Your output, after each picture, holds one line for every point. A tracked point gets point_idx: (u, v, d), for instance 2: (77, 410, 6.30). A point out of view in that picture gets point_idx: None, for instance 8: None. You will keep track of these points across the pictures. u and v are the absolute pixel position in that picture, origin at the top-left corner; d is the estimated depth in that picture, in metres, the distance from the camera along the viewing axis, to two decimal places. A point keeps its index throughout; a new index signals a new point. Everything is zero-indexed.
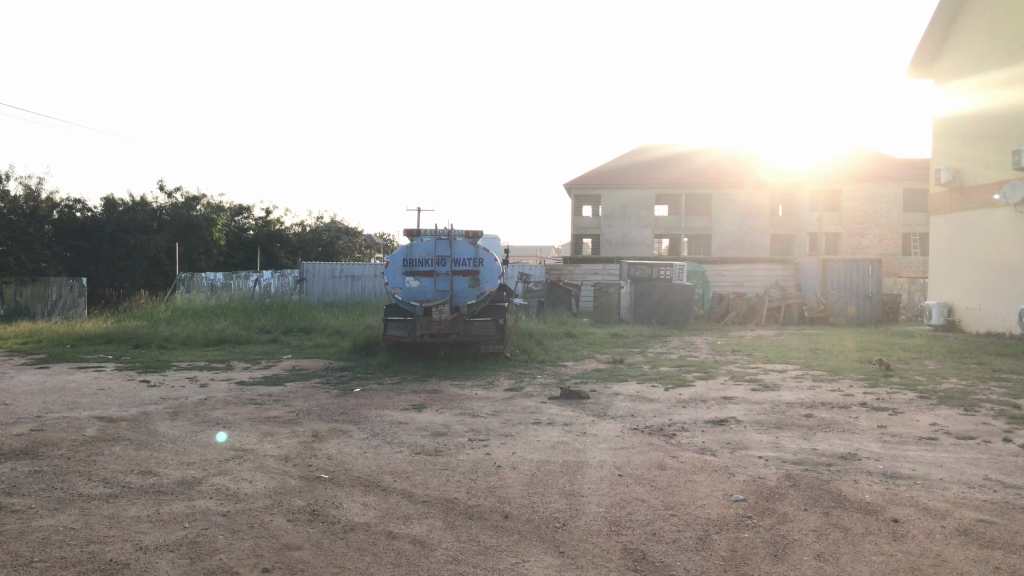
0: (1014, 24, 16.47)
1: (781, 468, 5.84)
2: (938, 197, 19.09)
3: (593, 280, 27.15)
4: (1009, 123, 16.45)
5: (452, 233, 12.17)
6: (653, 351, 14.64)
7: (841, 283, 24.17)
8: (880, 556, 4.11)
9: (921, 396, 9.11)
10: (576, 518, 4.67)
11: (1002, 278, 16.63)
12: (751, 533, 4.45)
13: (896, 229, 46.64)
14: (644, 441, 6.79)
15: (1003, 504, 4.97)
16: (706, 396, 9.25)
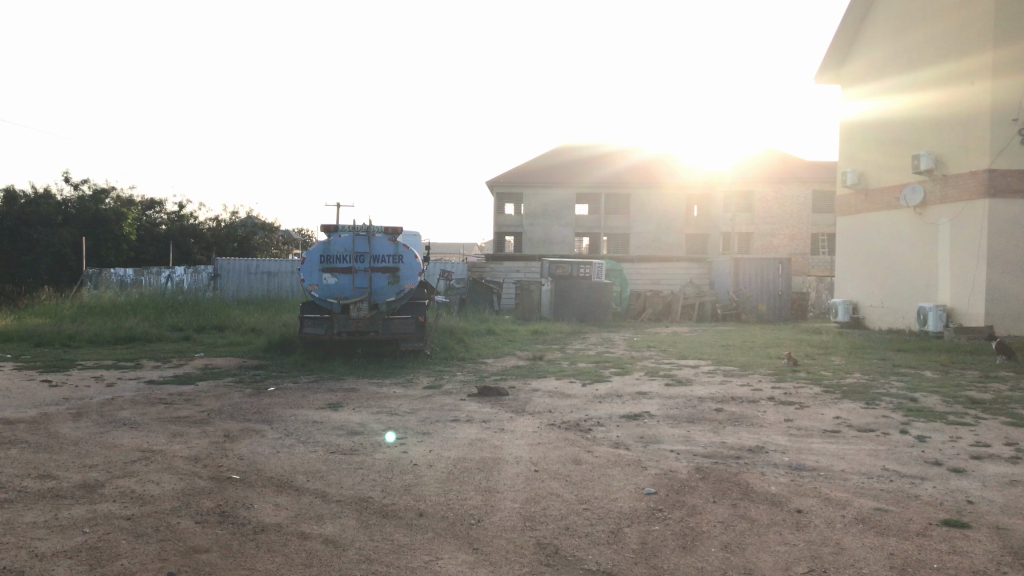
0: (915, 35, 17.25)
1: (691, 461, 5.98)
2: (845, 199, 19.80)
3: (514, 277, 27.39)
4: (910, 129, 17.19)
5: (371, 229, 12.06)
6: (571, 347, 14.84)
7: (753, 282, 24.77)
8: (783, 546, 4.25)
9: (826, 390, 9.47)
10: (490, 515, 4.69)
11: (901, 278, 17.39)
12: (661, 525, 4.55)
13: (804, 229, 48.18)
14: (560, 436, 6.87)
15: (899, 493, 5.21)
16: (622, 391, 9.41)
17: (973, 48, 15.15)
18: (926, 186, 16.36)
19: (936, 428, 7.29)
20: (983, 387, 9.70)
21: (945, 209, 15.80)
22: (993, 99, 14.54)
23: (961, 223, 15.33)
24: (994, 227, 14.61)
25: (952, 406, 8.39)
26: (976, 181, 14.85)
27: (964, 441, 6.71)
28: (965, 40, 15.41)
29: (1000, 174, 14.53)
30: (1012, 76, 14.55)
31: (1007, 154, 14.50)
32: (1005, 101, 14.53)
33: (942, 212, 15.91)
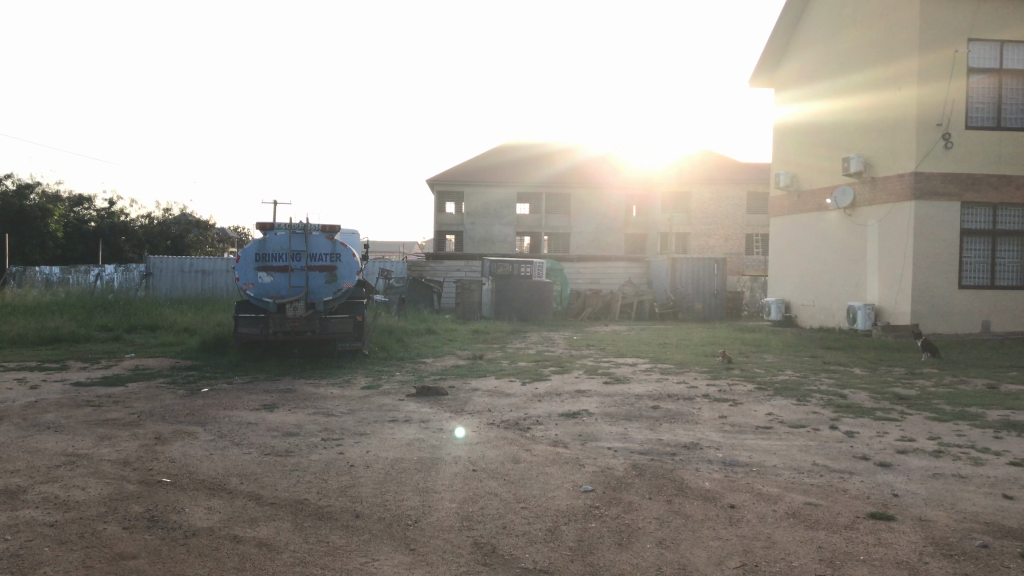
0: (845, 41, 17.72)
1: (628, 458, 6.04)
2: (778, 200, 20.23)
3: (455, 276, 27.40)
4: (840, 133, 17.66)
5: (308, 227, 11.88)
6: (512, 347, 14.88)
7: (689, 280, 25.22)
8: (717, 541, 4.33)
9: (759, 387, 9.68)
10: (428, 515, 4.67)
11: (832, 278, 17.83)
12: (597, 523, 4.58)
13: (739, 229, 49.14)
14: (499, 435, 6.87)
15: (828, 487, 5.35)
16: (561, 390, 9.47)
17: (899, 55, 15.63)
18: (856, 188, 16.80)
19: (864, 423, 7.50)
20: (908, 383, 10.03)
21: (874, 211, 16.24)
22: (919, 103, 14.99)
23: (889, 225, 15.75)
24: (921, 230, 15.05)
25: (879, 402, 8.65)
26: (902, 183, 15.30)
27: (891, 436, 6.92)
28: (892, 46, 15.87)
29: (926, 178, 14.98)
30: (936, 82, 15.03)
31: (932, 158, 14.99)
32: (930, 106, 15.00)
33: (871, 214, 16.35)
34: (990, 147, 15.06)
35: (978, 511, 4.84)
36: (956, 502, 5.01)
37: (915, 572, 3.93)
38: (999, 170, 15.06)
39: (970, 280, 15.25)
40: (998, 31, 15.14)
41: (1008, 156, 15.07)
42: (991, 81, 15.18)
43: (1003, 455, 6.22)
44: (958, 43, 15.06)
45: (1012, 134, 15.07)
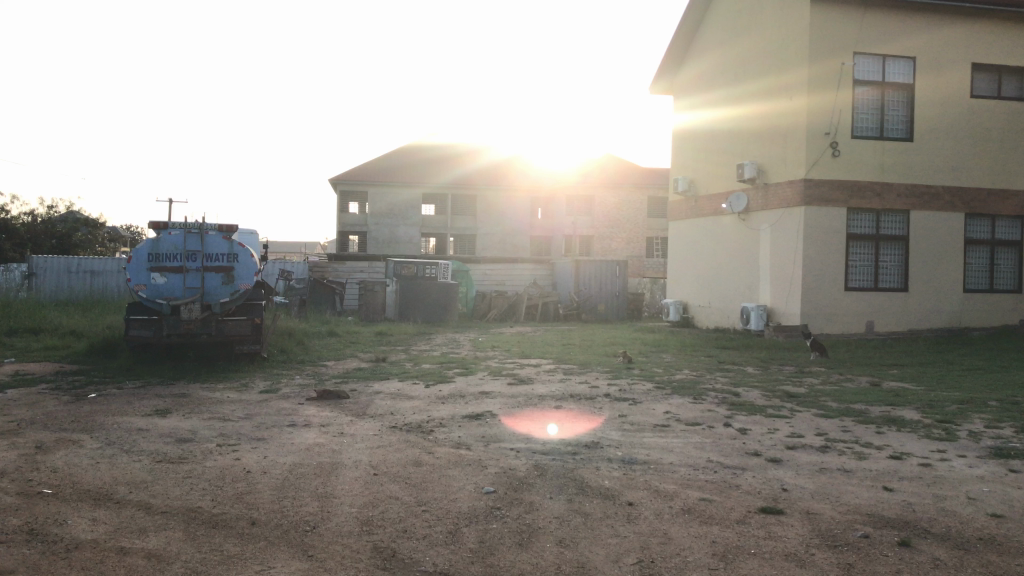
0: (739, 50, 18.32)
1: (529, 459, 6.09)
2: (676, 205, 20.78)
3: (358, 277, 27.09)
4: (735, 141, 18.26)
5: (204, 227, 11.53)
6: (416, 348, 14.80)
7: (592, 282, 25.50)
8: (614, 539, 4.41)
9: (658, 386, 9.91)
10: (326, 521, 4.59)
11: (727, 279, 18.42)
12: (498, 524, 4.60)
13: (641, 233, 50.16)
14: (402, 438, 6.81)
15: (722, 483, 5.51)
16: (465, 391, 9.47)
17: (790, 66, 16.25)
18: (750, 194, 17.39)
19: (757, 421, 7.77)
20: (797, 381, 10.45)
21: (767, 216, 16.84)
22: (809, 112, 15.62)
23: (781, 230, 16.35)
24: (810, 235, 15.68)
25: (771, 400, 8.98)
26: (792, 189, 15.93)
27: (781, 432, 7.19)
28: (783, 57, 16.50)
29: (815, 184, 15.63)
30: (824, 92, 15.69)
31: (819, 166, 15.66)
32: (818, 115, 15.66)
33: (764, 219, 16.94)
34: (874, 156, 15.83)
35: (861, 503, 5.08)
36: (841, 495, 5.24)
37: (802, 564, 4.09)
38: (882, 178, 15.85)
39: (855, 282, 16.00)
40: (881, 45, 15.93)
41: (890, 164, 15.88)
42: (875, 93, 15.98)
43: (884, 449, 6.55)
44: (844, 55, 15.78)
45: (894, 143, 15.90)
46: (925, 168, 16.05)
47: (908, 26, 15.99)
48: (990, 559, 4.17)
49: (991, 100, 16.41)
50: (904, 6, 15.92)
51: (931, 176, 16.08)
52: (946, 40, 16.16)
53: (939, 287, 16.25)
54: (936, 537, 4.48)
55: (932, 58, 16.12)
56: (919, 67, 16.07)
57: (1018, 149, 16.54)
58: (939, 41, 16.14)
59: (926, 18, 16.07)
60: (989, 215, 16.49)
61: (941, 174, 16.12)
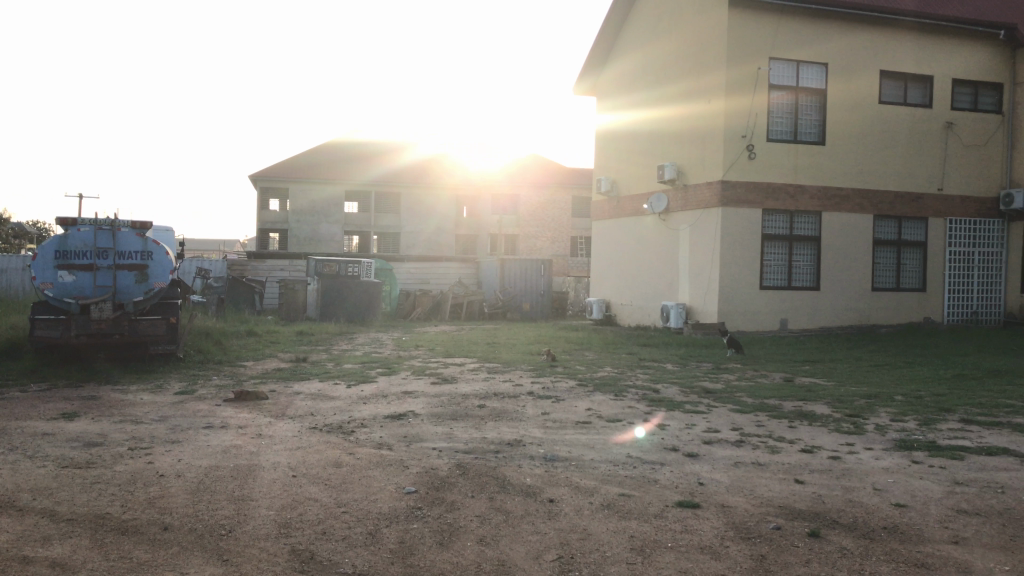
0: (660, 53, 18.64)
1: (452, 458, 6.08)
2: (598, 204, 21.03)
3: (278, 275, 26.56)
4: (656, 142, 18.57)
5: (115, 223, 11.15)
6: (338, 348, 14.61)
7: (517, 281, 25.66)
8: (535, 535, 4.44)
9: (580, 384, 10.03)
10: (243, 524, 4.49)
11: (647, 278, 18.74)
12: (419, 523, 4.58)
13: (566, 232, 50.69)
14: (322, 439, 6.73)
15: (641, 479, 5.60)
16: (388, 391, 9.40)
17: (708, 69, 16.62)
18: (670, 195, 17.71)
19: (675, 416, 7.92)
20: (714, 378, 10.70)
21: (686, 216, 17.18)
22: (726, 115, 16.00)
23: (700, 231, 16.69)
24: (727, 235, 16.06)
25: (689, 396, 9.19)
26: (711, 191, 16.28)
27: (698, 428, 7.35)
28: (702, 60, 16.85)
29: (733, 186, 16.02)
30: (741, 95, 16.09)
31: (736, 168, 16.05)
32: (735, 118, 16.05)
33: (683, 219, 17.27)
34: (788, 159, 16.32)
35: (773, 495, 5.23)
36: (754, 489, 5.39)
37: (717, 556, 4.19)
38: (795, 180, 16.36)
39: (770, 281, 16.45)
40: (795, 51, 16.40)
41: (803, 167, 16.41)
42: (789, 97, 16.46)
43: (796, 443, 6.76)
44: (760, 60, 16.21)
45: (806, 147, 16.43)
46: (836, 171, 16.64)
47: (820, 33, 16.50)
48: (893, 547, 4.35)
49: (897, 106, 17.07)
50: (817, 14, 16.42)
51: (841, 179, 16.67)
52: (856, 47, 16.73)
53: (848, 285, 16.87)
54: (844, 527, 4.66)
55: (843, 65, 16.67)
56: (831, 73, 16.59)
57: (922, 153, 17.26)
58: (849, 48, 16.69)
59: (838, 25, 16.61)
60: (895, 216, 17.18)
61: (851, 177, 16.74)
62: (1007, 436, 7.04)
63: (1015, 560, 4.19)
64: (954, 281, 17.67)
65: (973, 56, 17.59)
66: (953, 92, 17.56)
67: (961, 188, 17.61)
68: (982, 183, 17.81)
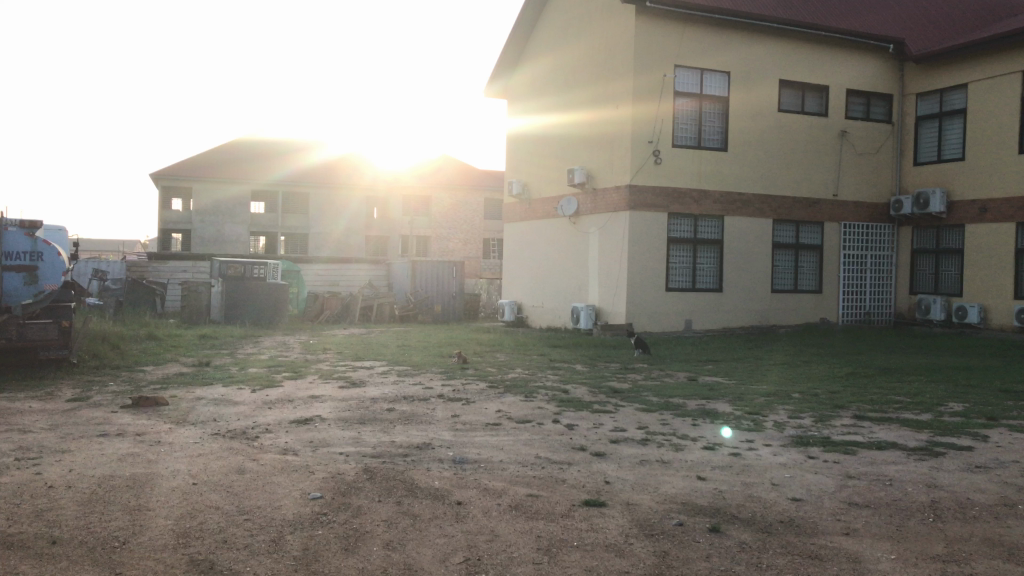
0: (570, 58, 18.83)
1: (359, 462, 6.00)
2: (509, 207, 21.13)
3: (180, 277, 25.66)
4: (566, 146, 18.79)
5: (2, 222, 10.53)
6: (243, 352, 14.23)
7: (429, 282, 25.55)
8: (442, 538, 4.42)
9: (490, 385, 10.05)
10: (139, 535, 4.33)
11: (558, 280, 18.94)
12: (324, 529, 4.50)
13: (478, 234, 50.87)
14: (224, 445, 6.54)
15: (548, 479, 5.66)
16: (294, 395, 9.21)
17: (616, 74, 16.88)
18: (580, 198, 17.94)
19: (583, 416, 8.02)
20: (622, 378, 10.86)
21: (595, 219, 17.43)
22: (634, 121, 16.28)
23: (608, 233, 16.96)
24: (634, 238, 16.36)
25: (597, 396, 9.30)
26: (619, 195, 16.55)
27: (605, 427, 7.46)
28: (610, 66, 17.10)
29: (640, 190, 16.34)
30: (648, 102, 16.39)
31: (643, 173, 16.36)
32: (642, 124, 16.36)
33: (593, 222, 17.51)
34: (692, 164, 16.76)
35: (677, 492, 5.36)
36: (658, 486, 5.50)
37: (621, 553, 4.26)
38: (699, 185, 16.81)
39: (675, 283, 16.86)
40: (699, 59, 16.81)
41: (706, 172, 16.88)
42: (693, 104, 16.89)
43: (699, 440, 6.93)
44: (666, 68, 16.54)
45: (709, 153, 16.91)
46: (737, 176, 17.18)
47: (723, 42, 16.97)
48: (789, 540, 4.51)
49: (795, 115, 17.72)
50: (719, 23, 16.89)
51: (743, 184, 17.22)
52: (757, 56, 17.28)
53: (750, 287, 17.44)
54: (743, 521, 4.80)
55: (744, 74, 17.20)
56: (733, 81, 17.09)
57: (818, 160, 17.98)
58: (751, 58, 17.23)
59: (739, 35, 17.11)
60: (794, 221, 17.84)
61: (751, 182, 17.30)
62: (895, 431, 7.39)
63: (901, 549, 4.40)
64: (848, 283, 18.46)
65: (865, 68, 18.38)
66: (847, 102, 18.32)
67: (854, 194, 18.42)
68: (873, 189, 18.66)
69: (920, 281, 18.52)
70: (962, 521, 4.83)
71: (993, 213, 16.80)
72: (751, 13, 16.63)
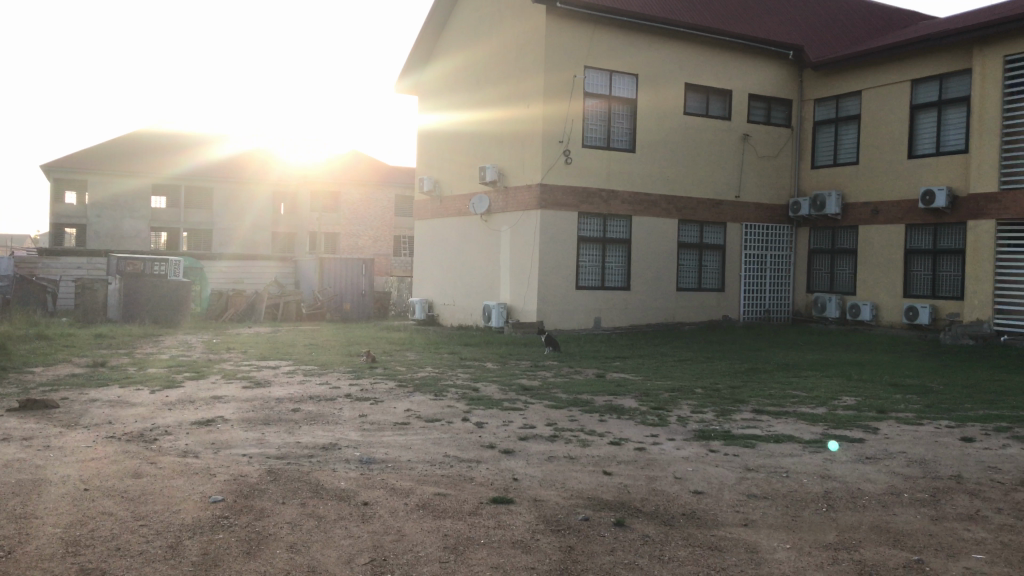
0: (482, 56, 18.83)
1: (263, 463, 5.86)
2: (420, 204, 21.01)
3: (75, 274, 24.52)
4: (478, 144, 18.79)
5: None
6: (141, 351, 13.71)
7: (338, 280, 25.17)
8: (348, 539, 4.36)
9: (400, 384, 9.97)
10: (25, 544, 4.13)
11: (469, 278, 18.93)
12: (225, 533, 4.38)
13: (389, 231, 50.15)
14: (120, 449, 6.29)
15: (457, 477, 5.64)
16: (196, 396, 8.92)
17: (527, 73, 16.95)
18: (491, 197, 17.96)
19: (493, 414, 8.03)
20: (532, 375, 10.93)
21: (506, 217, 17.49)
22: (545, 120, 16.39)
23: (519, 232, 17.05)
24: (545, 237, 16.47)
25: (506, 394, 9.33)
26: (530, 194, 16.64)
27: (515, 424, 7.50)
28: (521, 65, 17.17)
29: (550, 189, 16.46)
30: (559, 102, 16.53)
31: (554, 172, 16.49)
32: (553, 123, 16.49)
33: (504, 220, 17.56)
34: (601, 164, 17.01)
35: (583, 488, 5.43)
36: (565, 481, 5.56)
37: (527, 550, 4.29)
38: (608, 185, 17.08)
39: (585, 281, 17.08)
40: (608, 61, 17.06)
41: (614, 173, 17.16)
42: (603, 105, 17.12)
43: (606, 436, 7.03)
44: (576, 69, 16.71)
45: (618, 154, 17.19)
46: (644, 177, 17.53)
47: (631, 45, 17.26)
48: (691, 532, 4.61)
49: (700, 118, 18.18)
50: (627, 26, 17.17)
51: (649, 185, 17.58)
52: (663, 59, 17.65)
53: (656, 285, 17.82)
54: (647, 515, 4.89)
55: (651, 76, 17.54)
56: (641, 83, 17.41)
57: (722, 162, 18.50)
58: (657, 61, 17.59)
59: (646, 39, 17.44)
60: (698, 221, 18.31)
61: (658, 183, 17.67)
62: (792, 425, 7.66)
63: (796, 539, 4.56)
64: (749, 282, 19.05)
65: (766, 74, 19.00)
66: (749, 106, 18.90)
67: (755, 196, 19.02)
68: (773, 191, 19.31)
69: (817, 280, 19.27)
70: (853, 510, 5.04)
71: (885, 216, 17.60)
72: (657, 17, 16.97)
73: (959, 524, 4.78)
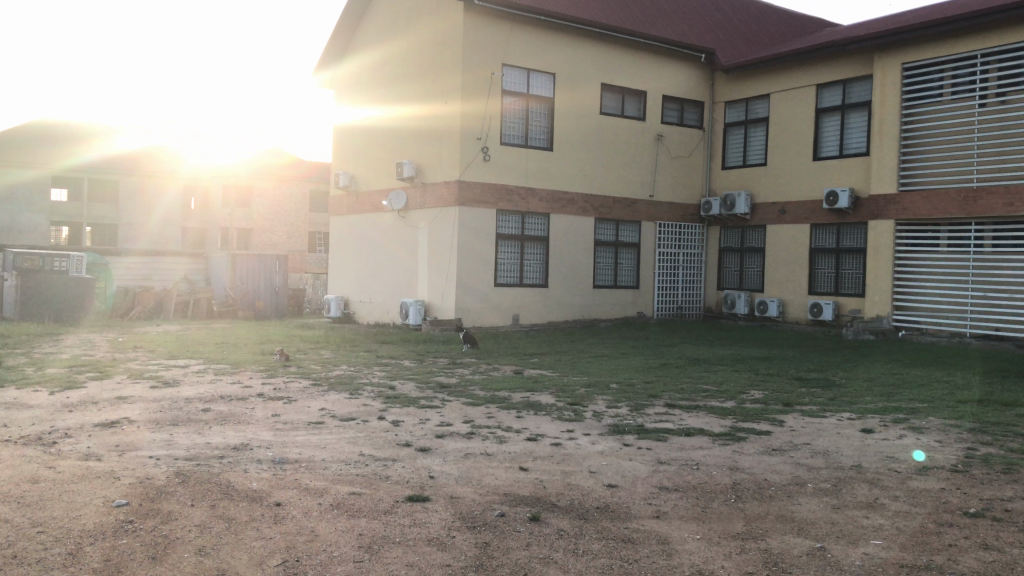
0: (400, 50, 18.65)
1: (171, 466, 5.69)
2: (336, 199, 20.72)
3: None
4: (395, 139, 18.62)
5: None
6: (40, 351, 13.11)
7: (250, 278, 24.56)
8: (259, 541, 4.28)
9: (314, 383, 9.83)
10: None
11: (386, 275, 18.76)
12: (129, 538, 4.24)
13: (304, 228, 49.27)
14: (16, 453, 6.01)
15: (372, 476, 5.59)
16: (99, 397, 8.59)
17: (444, 68, 16.87)
18: (409, 193, 17.84)
19: (409, 412, 7.99)
20: (449, 372, 10.93)
21: (424, 214, 17.39)
22: (463, 117, 16.36)
23: (437, 228, 16.96)
24: (463, 234, 16.45)
25: (423, 391, 9.30)
26: (447, 190, 16.60)
27: (431, 422, 7.47)
28: (439, 61, 17.08)
29: (468, 186, 16.44)
30: (477, 99, 16.52)
31: (472, 169, 16.48)
32: (471, 121, 16.47)
33: (422, 217, 17.46)
34: (518, 162, 17.09)
35: (499, 484, 5.45)
36: (482, 478, 5.57)
37: (443, 547, 4.29)
38: (525, 183, 17.17)
39: (503, 279, 17.13)
40: (526, 59, 17.12)
41: (532, 170, 17.26)
42: (520, 104, 17.19)
43: (523, 433, 7.07)
44: (494, 66, 16.72)
45: (535, 152, 17.29)
46: (561, 175, 17.69)
47: (548, 43, 17.37)
48: (604, 526, 4.69)
49: (615, 117, 18.44)
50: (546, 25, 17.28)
51: (566, 183, 17.76)
52: (580, 59, 17.82)
53: (573, 283, 18.01)
54: (562, 509, 4.94)
55: (568, 76, 17.70)
56: (558, 82, 17.54)
57: (636, 161, 18.81)
58: (574, 61, 17.75)
59: (563, 38, 17.58)
60: (613, 219, 18.58)
61: (574, 181, 17.86)
62: (703, 418, 7.85)
63: (706, 529, 4.68)
64: (663, 280, 19.44)
65: (680, 76, 19.39)
66: (663, 107, 19.27)
67: (668, 195, 19.42)
68: (686, 191, 19.74)
69: (727, 278, 19.79)
70: (760, 501, 5.20)
71: (791, 215, 18.19)
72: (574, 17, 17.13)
73: (858, 513, 4.98)
